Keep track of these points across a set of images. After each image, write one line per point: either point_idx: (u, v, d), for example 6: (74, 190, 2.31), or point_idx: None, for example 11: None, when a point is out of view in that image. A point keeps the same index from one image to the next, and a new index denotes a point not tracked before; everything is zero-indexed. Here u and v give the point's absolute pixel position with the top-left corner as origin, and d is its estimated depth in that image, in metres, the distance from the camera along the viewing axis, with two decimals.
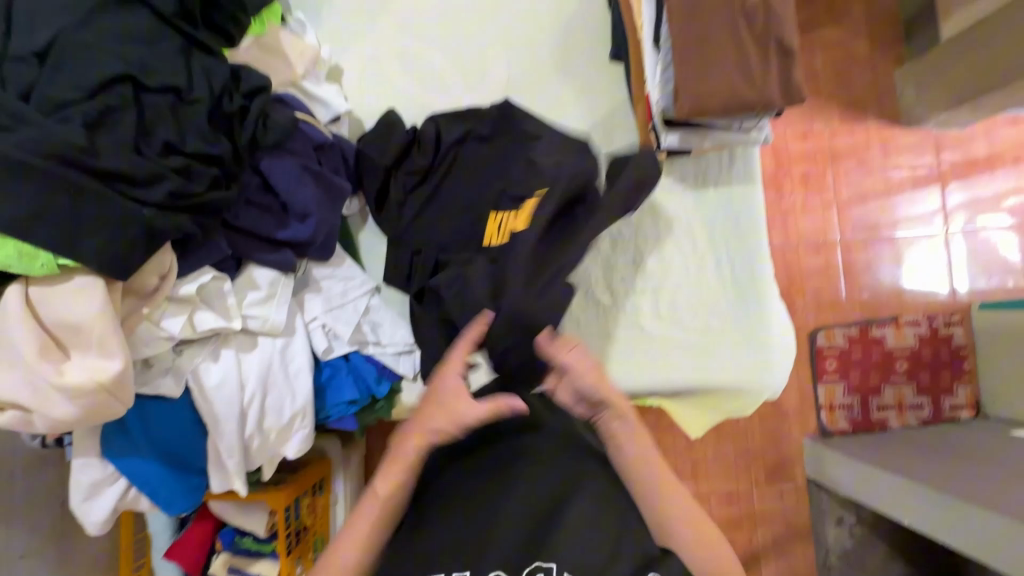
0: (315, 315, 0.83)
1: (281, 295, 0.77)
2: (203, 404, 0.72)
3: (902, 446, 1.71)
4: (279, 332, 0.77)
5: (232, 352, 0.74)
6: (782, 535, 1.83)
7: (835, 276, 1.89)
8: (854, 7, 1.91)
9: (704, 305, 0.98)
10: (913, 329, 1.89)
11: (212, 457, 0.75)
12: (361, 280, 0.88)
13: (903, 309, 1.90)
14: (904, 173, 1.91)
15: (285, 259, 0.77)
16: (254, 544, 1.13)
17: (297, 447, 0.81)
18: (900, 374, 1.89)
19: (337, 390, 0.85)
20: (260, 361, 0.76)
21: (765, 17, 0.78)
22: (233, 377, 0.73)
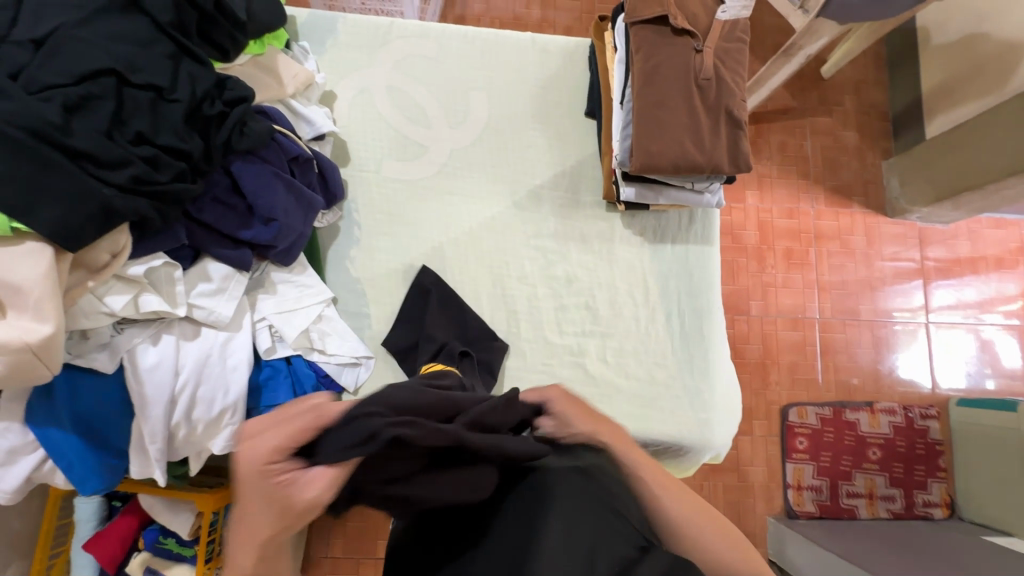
0: (264, 315, 0.86)
1: (232, 291, 0.81)
2: (134, 384, 0.74)
3: (868, 537, 1.65)
4: (223, 326, 0.80)
5: (173, 338, 0.77)
6: None
7: (811, 353, 1.89)
8: (846, 101, 2.01)
9: (649, 357, 1.00)
10: (888, 417, 1.86)
11: (135, 439, 0.76)
12: (317, 289, 0.92)
13: (879, 396, 1.89)
14: (886, 262, 1.95)
15: (242, 257, 0.81)
16: (176, 547, 1.10)
17: (223, 442, 0.82)
18: (873, 462, 1.84)
19: (273, 392, 0.86)
20: (199, 351, 0.79)
21: (717, 91, 0.86)
22: (169, 362, 0.76)
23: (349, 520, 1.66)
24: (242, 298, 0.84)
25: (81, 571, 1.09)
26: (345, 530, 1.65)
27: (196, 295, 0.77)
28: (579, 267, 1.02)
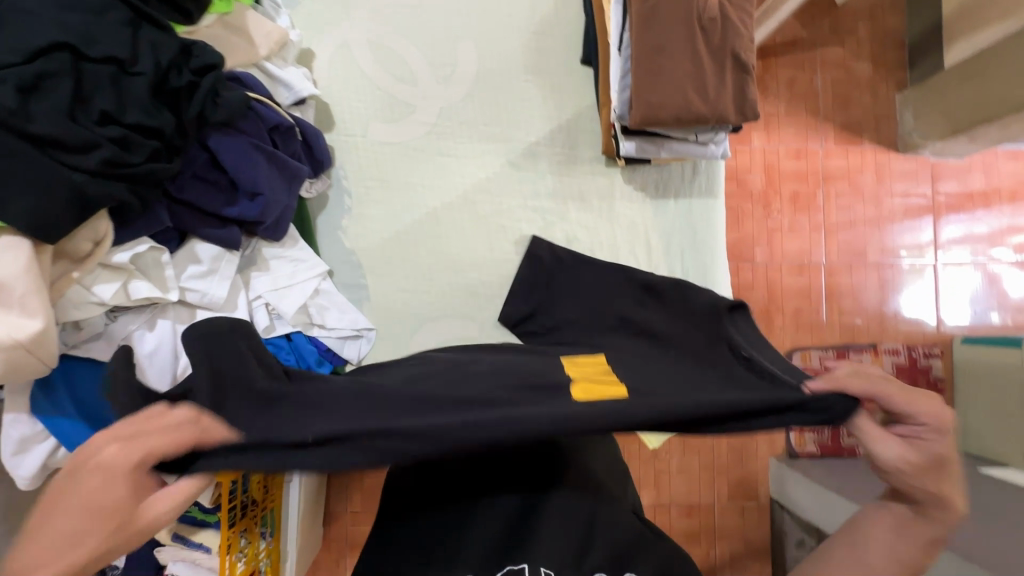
0: (260, 293, 0.85)
1: (224, 271, 0.79)
2: (135, 370, 0.74)
3: (868, 474, 1.69)
4: (219, 307, 0.79)
5: (169, 323, 0.76)
6: (740, 552, 1.83)
7: (816, 298, 1.88)
8: (859, 28, 1.88)
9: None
10: (891, 357, 1.87)
11: None
12: (311, 263, 0.89)
13: (883, 337, 1.89)
14: (896, 200, 1.89)
15: (230, 236, 0.79)
16: (199, 513, 1.15)
17: None
18: None
19: None
20: (197, 334, 0.77)
21: (722, 33, 0.79)
22: (167, 347, 0.75)
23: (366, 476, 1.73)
24: (235, 276, 0.83)
25: (113, 539, 1.15)
26: (362, 485, 1.72)
27: (187, 278, 0.76)
28: (579, 228, 0.99)
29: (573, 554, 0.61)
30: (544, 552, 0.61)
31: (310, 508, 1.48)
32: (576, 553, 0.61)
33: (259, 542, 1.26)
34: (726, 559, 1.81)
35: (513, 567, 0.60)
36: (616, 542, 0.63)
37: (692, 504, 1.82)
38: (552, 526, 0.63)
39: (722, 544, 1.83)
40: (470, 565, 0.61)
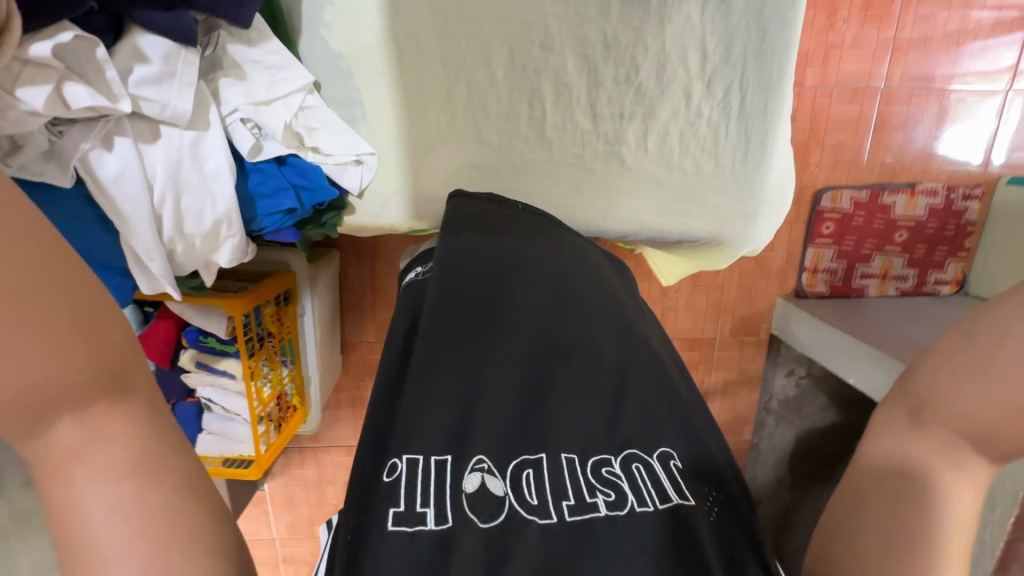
0: (234, 107, 0.71)
1: (183, 76, 0.63)
2: (102, 198, 0.64)
3: (875, 313, 1.71)
4: (186, 124, 0.65)
5: (128, 141, 0.63)
6: (733, 379, 1.96)
7: (862, 130, 1.71)
8: None
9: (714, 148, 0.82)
10: (927, 199, 1.75)
11: (132, 257, 0.70)
12: (294, 71, 0.73)
13: (924, 176, 1.77)
14: (987, 11, 1.62)
15: (182, 24, 0.61)
16: (218, 344, 1.16)
17: (230, 255, 0.76)
18: (896, 244, 1.80)
19: (271, 198, 0.76)
20: (165, 155, 0.66)
21: None
22: (134, 171, 0.64)
23: (378, 310, 1.76)
24: (200, 85, 0.67)
25: None
26: (375, 319, 1.77)
27: (138, 83, 0.61)
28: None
29: (605, 426, 0.58)
30: (566, 420, 0.57)
31: (326, 339, 1.52)
32: (608, 421, 0.58)
33: (280, 369, 1.31)
34: (718, 387, 1.96)
35: (527, 457, 0.54)
36: (652, 402, 0.60)
37: (694, 338, 1.89)
38: (581, 380, 0.60)
39: (717, 374, 1.95)
40: (481, 436, 0.54)
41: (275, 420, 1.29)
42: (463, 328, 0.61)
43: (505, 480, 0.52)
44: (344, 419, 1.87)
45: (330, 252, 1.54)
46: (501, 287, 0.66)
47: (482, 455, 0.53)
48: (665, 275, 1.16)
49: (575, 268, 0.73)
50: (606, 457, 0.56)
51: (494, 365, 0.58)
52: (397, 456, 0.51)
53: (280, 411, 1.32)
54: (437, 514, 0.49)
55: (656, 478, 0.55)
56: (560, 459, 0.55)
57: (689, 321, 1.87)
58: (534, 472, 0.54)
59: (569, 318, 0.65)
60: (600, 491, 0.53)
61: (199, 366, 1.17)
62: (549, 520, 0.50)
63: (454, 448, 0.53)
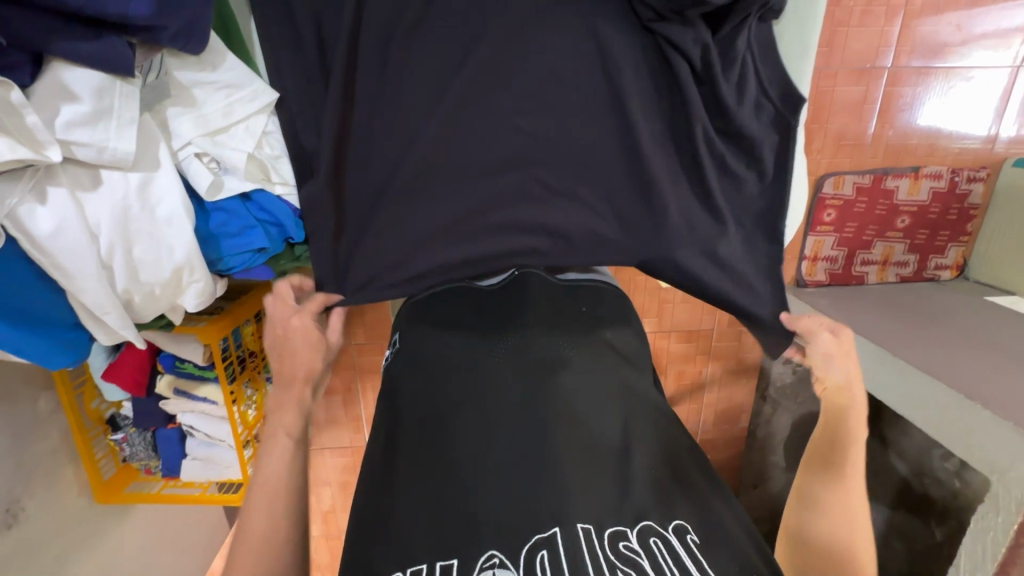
0: (186, 139, 0.62)
1: (122, 112, 0.55)
2: (42, 257, 0.56)
3: (875, 302, 1.68)
4: (131, 166, 0.57)
5: (64, 191, 0.55)
6: (730, 369, 1.94)
7: (868, 111, 1.63)
8: None
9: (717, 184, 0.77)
10: (931, 182, 1.70)
11: (83, 311, 0.63)
12: (253, 93, 0.65)
13: (928, 158, 1.71)
14: None
15: (114, 54, 0.53)
16: (196, 370, 1.09)
17: (196, 299, 0.68)
18: (898, 230, 1.75)
19: (237, 237, 0.68)
20: (110, 203, 0.58)
21: None
22: (75, 224, 0.56)
23: (366, 312, 1.69)
24: (145, 118, 0.59)
25: (114, 394, 1.10)
26: (363, 321, 1.70)
27: (67, 126, 0.52)
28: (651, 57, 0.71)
29: (613, 502, 0.56)
30: (576, 500, 0.55)
31: None
32: (616, 491, 0.56)
33: (266, 387, 1.25)
34: (715, 377, 1.94)
35: (540, 535, 0.52)
36: (655, 473, 0.59)
37: (691, 330, 1.86)
38: (580, 455, 0.58)
39: (714, 364, 1.92)
40: (489, 528, 0.52)
41: None
42: (455, 412, 0.61)
43: (521, 569, 0.49)
44: (337, 421, 1.83)
45: None
46: (491, 361, 0.66)
47: (492, 550, 0.51)
48: None
49: (569, 318, 0.71)
50: (622, 530, 0.53)
51: (491, 449, 0.58)
52: (402, 568, 0.50)
53: None
54: None
55: (674, 553, 0.52)
56: (575, 531, 0.52)
57: (687, 313, 1.83)
58: (548, 553, 0.50)
59: (560, 378, 0.64)
60: (621, 569, 0.50)
61: (177, 392, 1.12)
62: None
63: (461, 550, 0.51)
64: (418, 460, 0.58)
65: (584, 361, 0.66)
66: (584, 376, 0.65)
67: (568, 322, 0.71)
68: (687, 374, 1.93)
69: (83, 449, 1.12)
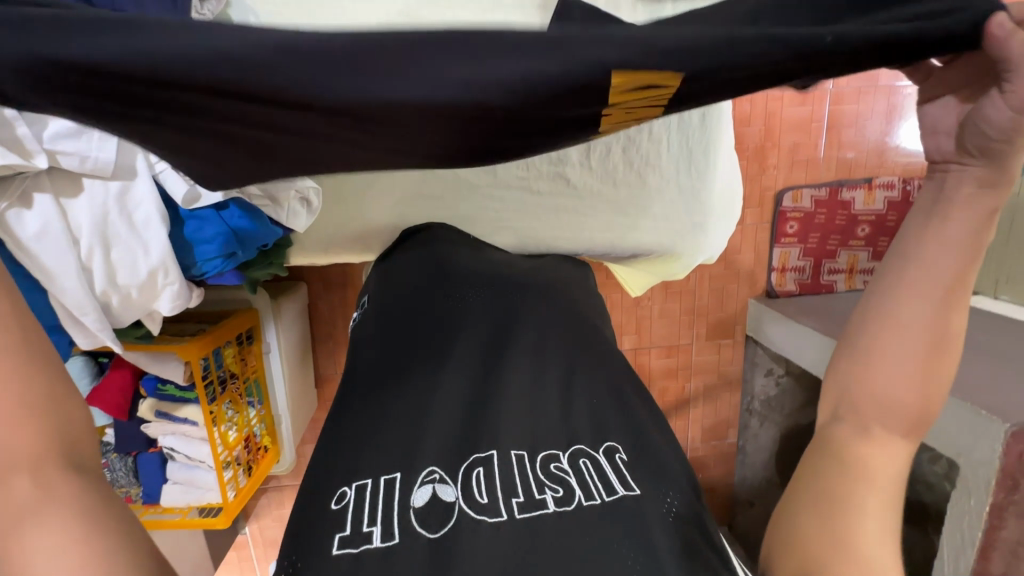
0: None
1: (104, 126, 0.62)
2: (25, 257, 0.62)
3: (844, 308, 1.74)
4: (111, 176, 0.64)
5: (49, 197, 0.62)
6: (713, 383, 1.96)
7: (816, 129, 1.74)
8: None
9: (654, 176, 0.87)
10: (885, 192, 1.80)
11: (64, 315, 0.68)
12: None
13: (880, 169, 1.81)
14: None
15: None
16: (178, 391, 1.12)
17: (171, 303, 0.74)
18: (860, 239, 1.83)
19: (209, 245, 0.73)
20: (91, 208, 0.64)
21: None
22: (58, 227, 0.62)
23: None
24: None
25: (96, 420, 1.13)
26: None
27: (53, 137, 0.59)
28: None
29: (553, 426, 0.55)
30: (517, 423, 0.55)
31: (297, 375, 1.49)
32: (561, 419, 0.56)
33: (247, 411, 1.27)
34: (700, 392, 1.96)
35: (476, 456, 0.51)
36: (603, 398, 0.59)
37: (671, 346, 1.89)
38: (527, 390, 0.58)
39: (697, 379, 1.95)
40: (429, 444, 0.51)
41: (243, 463, 1.26)
42: (407, 352, 0.61)
43: (457, 485, 0.48)
44: None
45: (296, 285, 1.52)
46: (445, 310, 0.67)
47: (432, 465, 0.49)
48: (631, 286, 1.13)
49: (518, 280, 0.74)
50: (555, 453, 0.53)
51: (440, 382, 0.58)
52: (346, 482, 0.48)
53: (249, 453, 1.29)
54: (382, 531, 0.44)
55: (604, 474, 0.51)
56: (510, 456, 0.51)
57: (664, 329, 1.87)
58: (483, 470, 0.50)
59: (510, 328, 0.65)
60: (549, 486, 0.49)
61: (159, 415, 1.14)
62: (496, 520, 0.46)
63: (402, 464, 0.49)
64: (362, 389, 0.57)
65: (534, 313, 0.68)
66: (534, 326, 0.66)
67: (521, 282, 0.73)
68: (671, 391, 1.95)
69: None
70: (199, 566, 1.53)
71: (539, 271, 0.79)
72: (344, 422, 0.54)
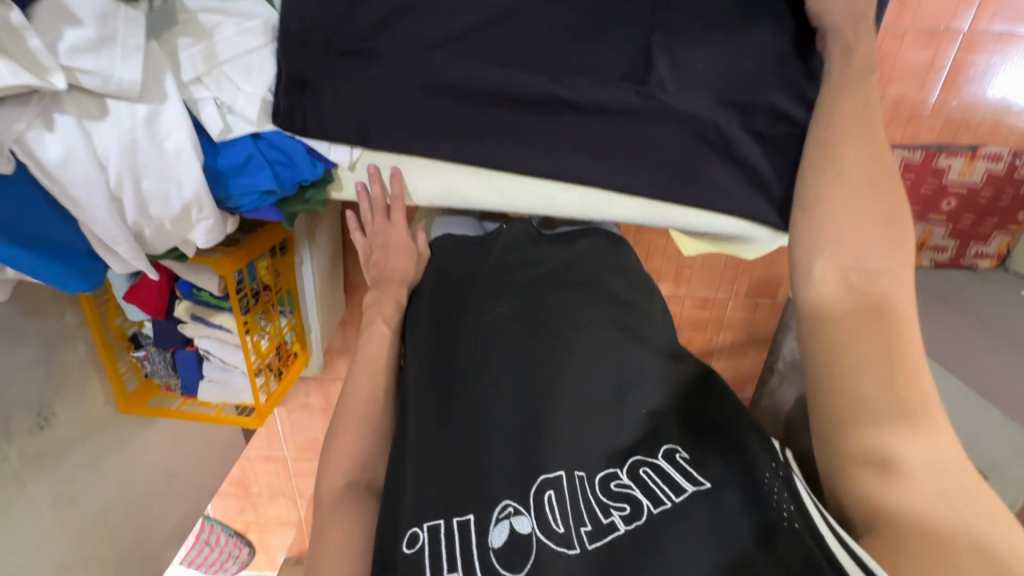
0: (197, 74, 0.61)
1: (126, 38, 0.53)
2: (50, 183, 0.56)
3: None
4: (137, 98, 0.56)
5: (71, 120, 0.54)
6: (742, 339, 1.92)
7: (932, 78, 1.49)
8: None
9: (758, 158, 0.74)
10: (987, 164, 1.57)
11: (96, 241, 0.64)
12: (262, 27, 0.64)
13: (991, 136, 1.58)
14: None
15: None
16: (212, 299, 1.12)
17: (206, 236, 0.69)
18: (941, 213, 1.64)
19: (246, 178, 0.68)
20: (118, 133, 0.57)
21: None
22: (83, 154, 0.56)
23: None
24: (150, 46, 0.57)
25: (135, 315, 1.14)
26: None
27: (71, 51, 0.51)
28: (684, 58, 0.69)
29: (609, 441, 0.60)
30: (576, 439, 0.59)
31: (328, 285, 1.47)
32: (612, 434, 0.61)
33: (278, 320, 1.28)
34: (726, 346, 1.92)
35: (547, 476, 0.56)
36: (653, 405, 0.63)
37: (706, 298, 1.82)
38: (584, 399, 0.61)
39: (726, 334, 1.90)
40: (496, 475, 0.57)
41: (275, 369, 1.29)
42: (460, 371, 0.65)
43: (531, 513, 0.54)
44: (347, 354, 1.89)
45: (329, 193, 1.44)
46: (495, 317, 0.68)
47: (507, 500, 0.56)
48: (688, 248, 0.98)
49: (572, 276, 0.75)
50: (614, 470, 0.58)
51: (495, 401, 0.61)
52: (418, 524, 0.56)
53: (280, 359, 1.32)
54: (466, 573, 0.52)
55: (666, 477, 0.56)
56: (574, 477, 0.57)
57: (703, 280, 1.79)
58: (554, 492, 0.56)
59: (560, 328, 0.67)
60: (614, 507, 0.55)
61: (196, 318, 1.15)
62: (573, 551, 0.52)
63: (475, 505, 0.56)
64: (423, 415, 0.63)
65: (582, 310, 0.69)
66: (584, 324, 0.67)
67: (574, 280, 0.74)
68: (697, 341, 1.92)
69: (108, 363, 1.19)
70: (231, 442, 1.66)
71: (600, 266, 0.78)
72: (412, 453, 0.60)
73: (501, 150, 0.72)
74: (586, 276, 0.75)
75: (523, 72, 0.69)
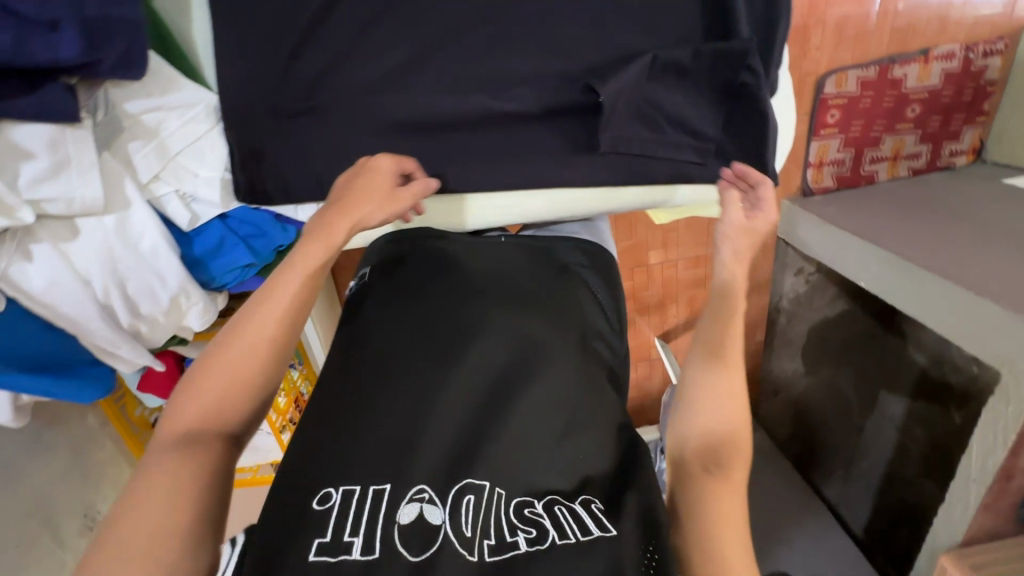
0: (154, 173, 0.63)
1: (79, 159, 0.55)
2: (41, 309, 0.58)
3: (888, 201, 1.62)
4: (104, 211, 0.58)
5: (47, 247, 0.57)
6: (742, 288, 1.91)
7: None
8: None
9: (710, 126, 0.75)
10: (943, 64, 1.58)
11: (98, 350, 0.66)
12: (205, 113, 0.65)
13: (942, 36, 1.58)
14: None
15: (56, 103, 0.53)
16: None
17: (200, 320, 0.71)
18: (908, 121, 1.65)
19: (225, 258, 0.70)
20: (93, 249, 0.59)
21: None
22: (64, 275, 0.58)
23: None
24: (105, 159, 0.59)
25: (152, 403, 1.17)
26: None
27: (31, 185, 0.53)
28: (614, 45, 0.70)
29: (549, 462, 0.54)
30: (510, 450, 0.53)
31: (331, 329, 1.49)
32: (556, 449, 0.54)
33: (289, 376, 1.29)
34: None
35: (469, 481, 0.51)
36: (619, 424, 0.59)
37: (699, 256, 1.84)
38: (536, 413, 0.56)
39: None
40: (420, 462, 0.51)
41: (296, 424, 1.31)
42: (419, 347, 0.59)
43: (445, 508, 0.49)
44: None
45: None
46: (461, 305, 0.63)
47: (423, 483, 0.50)
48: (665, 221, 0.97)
49: (536, 275, 0.69)
50: (529, 498, 0.51)
51: (445, 391, 0.56)
52: (334, 485, 0.49)
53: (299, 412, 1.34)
54: (363, 546, 0.45)
55: (579, 519, 0.49)
56: (490, 491, 0.51)
57: (692, 239, 1.80)
58: (474, 498, 0.50)
59: (527, 332, 0.62)
60: (522, 529, 0.48)
61: None
62: (471, 557, 0.46)
63: (393, 476, 0.50)
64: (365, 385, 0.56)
65: (562, 312, 0.65)
66: (553, 331, 0.63)
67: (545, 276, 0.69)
68: (699, 299, 1.93)
69: (137, 453, 1.22)
70: None
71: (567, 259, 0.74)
72: (342, 421, 0.53)
73: (458, 172, 0.73)
74: (559, 273, 0.71)
75: (464, 95, 0.70)
